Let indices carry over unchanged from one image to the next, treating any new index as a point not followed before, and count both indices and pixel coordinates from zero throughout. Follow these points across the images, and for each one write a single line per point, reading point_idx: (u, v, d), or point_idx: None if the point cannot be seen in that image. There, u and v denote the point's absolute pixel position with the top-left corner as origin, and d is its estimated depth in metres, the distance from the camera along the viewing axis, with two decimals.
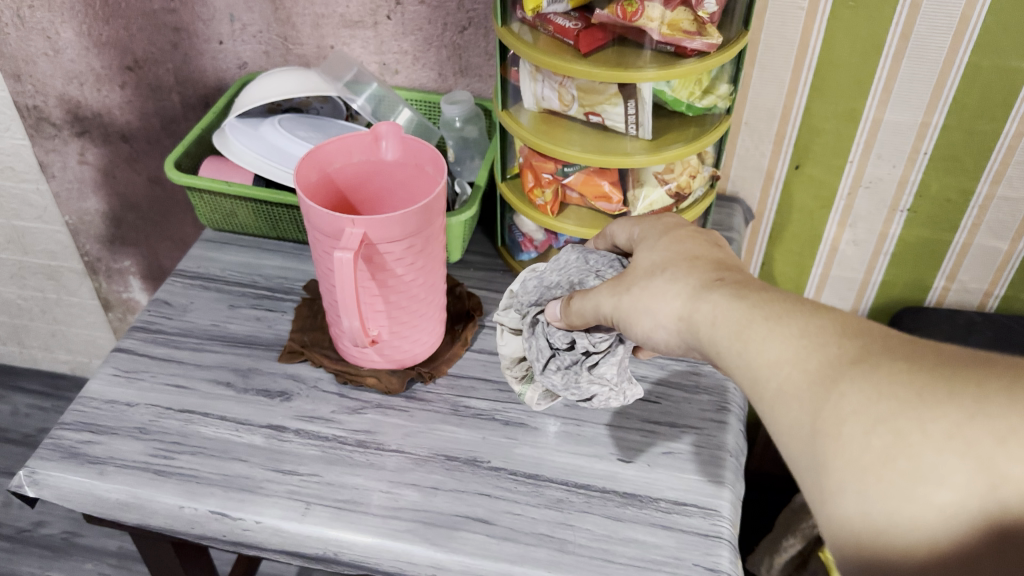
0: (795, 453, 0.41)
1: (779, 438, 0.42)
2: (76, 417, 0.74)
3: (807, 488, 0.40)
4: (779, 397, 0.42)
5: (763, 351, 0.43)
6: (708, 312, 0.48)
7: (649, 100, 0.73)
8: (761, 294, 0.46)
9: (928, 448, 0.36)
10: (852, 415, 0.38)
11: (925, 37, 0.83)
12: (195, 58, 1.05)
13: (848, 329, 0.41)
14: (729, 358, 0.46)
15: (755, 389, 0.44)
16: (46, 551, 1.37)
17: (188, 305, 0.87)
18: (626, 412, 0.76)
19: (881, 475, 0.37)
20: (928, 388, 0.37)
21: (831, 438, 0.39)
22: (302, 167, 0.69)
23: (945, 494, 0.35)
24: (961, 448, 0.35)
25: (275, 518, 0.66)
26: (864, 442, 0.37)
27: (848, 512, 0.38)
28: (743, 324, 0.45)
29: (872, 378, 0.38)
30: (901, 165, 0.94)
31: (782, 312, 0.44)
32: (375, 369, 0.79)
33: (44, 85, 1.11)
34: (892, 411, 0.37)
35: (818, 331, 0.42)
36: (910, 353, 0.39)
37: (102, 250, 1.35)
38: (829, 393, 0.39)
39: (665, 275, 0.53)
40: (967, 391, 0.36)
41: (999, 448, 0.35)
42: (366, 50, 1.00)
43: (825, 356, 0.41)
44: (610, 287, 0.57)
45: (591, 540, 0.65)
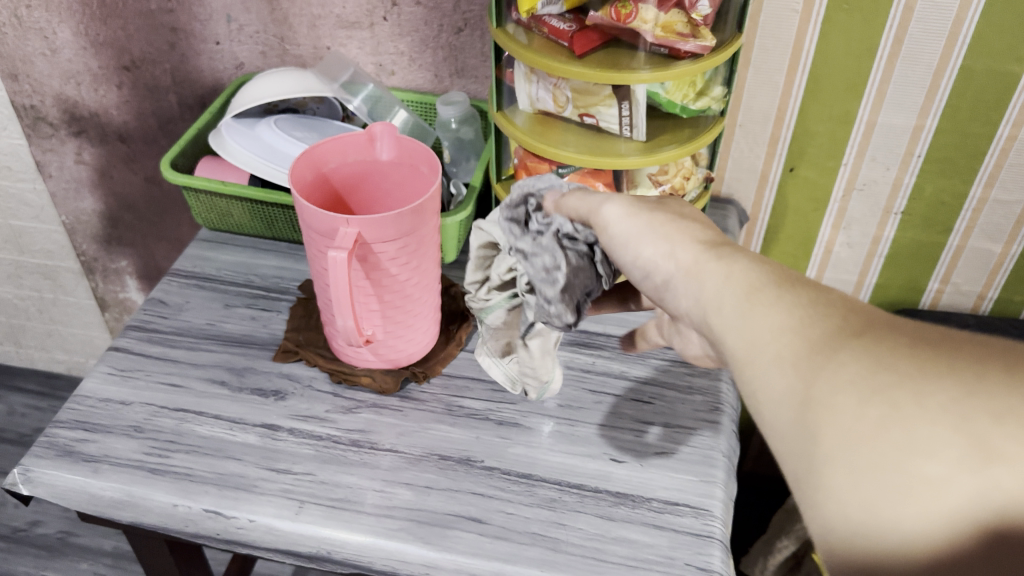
0: (785, 426, 0.40)
1: (769, 409, 0.41)
2: (71, 416, 0.74)
3: (794, 462, 0.39)
4: (774, 364, 0.41)
5: (764, 323, 0.43)
6: (715, 279, 0.48)
7: (643, 101, 0.73)
8: (767, 269, 0.46)
9: (923, 420, 0.35)
10: (848, 383, 0.37)
11: (919, 39, 0.84)
12: (192, 58, 1.05)
13: (851, 307, 0.41)
14: (727, 328, 0.45)
15: (748, 359, 0.43)
16: (41, 551, 1.37)
17: (183, 304, 0.87)
18: (620, 412, 0.77)
19: (874, 446, 0.35)
20: (928, 362, 0.36)
21: (824, 407, 0.38)
22: (297, 166, 0.69)
23: (937, 467, 0.34)
24: (957, 422, 0.34)
25: (268, 517, 0.66)
26: (858, 412, 0.36)
27: (838, 485, 0.36)
28: (748, 291, 0.45)
29: (873, 351, 0.38)
30: (896, 168, 0.94)
31: (787, 286, 0.44)
32: (369, 369, 0.79)
33: (41, 85, 1.11)
34: (889, 380, 0.36)
35: (821, 305, 0.42)
36: (911, 332, 0.38)
37: (99, 250, 1.35)
38: (826, 362, 0.39)
39: (678, 229, 0.53)
40: (968, 368, 0.35)
41: (995, 425, 0.34)
42: (363, 51, 1.00)
43: (826, 328, 0.40)
44: (625, 205, 0.56)
45: (583, 539, 0.65)
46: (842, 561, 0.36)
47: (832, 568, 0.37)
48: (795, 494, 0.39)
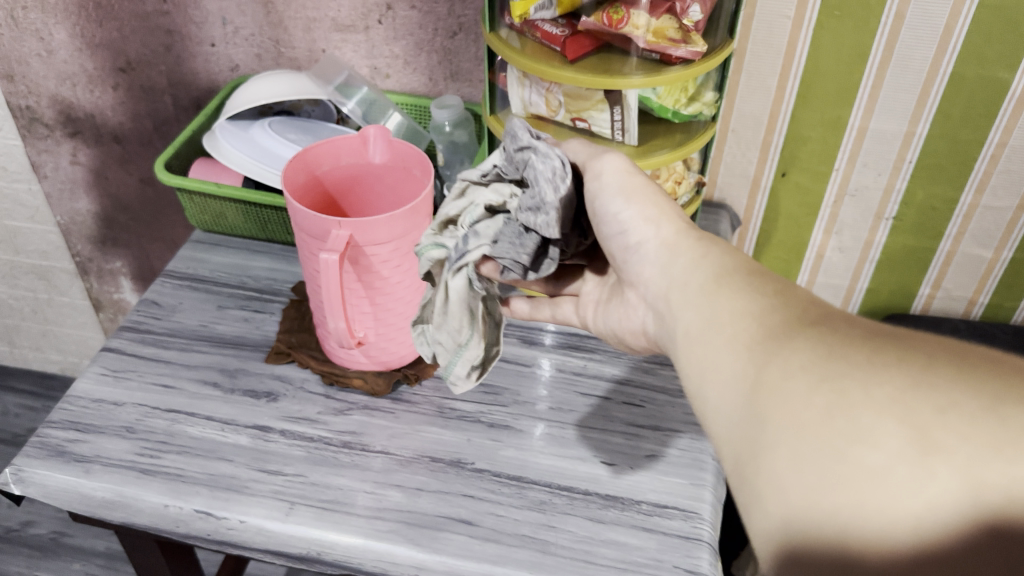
0: (737, 410, 0.43)
1: (723, 392, 0.44)
2: (63, 416, 0.75)
3: (743, 444, 0.42)
4: (731, 348, 0.45)
5: (731, 315, 0.46)
6: (695, 260, 0.53)
7: (634, 106, 0.74)
8: (740, 267, 0.50)
9: (867, 407, 0.36)
10: (801, 370, 0.40)
11: (910, 46, 0.84)
12: (188, 60, 1.05)
13: (813, 306, 0.44)
14: (696, 318, 0.49)
15: (710, 345, 0.47)
16: (34, 551, 1.37)
17: (176, 305, 0.88)
18: (610, 415, 0.77)
19: (818, 430, 0.37)
20: (879, 355, 0.38)
21: (776, 391, 0.40)
22: (290, 169, 0.70)
23: (876, 455, 0.35)
24: (900, 413, 0.36)
25: (259, 517, 0.67)
26: (807, 396, 0.39)
27: (782, 467, 0.38)
28: (721, 283, 0.49)
29: (829, 341, 0.40)
30: (887, 173, 0.95)
31: (754, 283, 0.48)
32: (361, 370, 0.80)
33: (36, 86, 1.12)
34: (839, 369, 0.38)
35: (783, 300, 0.45)
36: (869, 330, 0.41)
37: (93, 251, 1.35)
38: (784, 350, 0.42)
39: (667, 207, 0.58)
40: (916, 364, 0.37)
41: (937, 417, 0.35)
42: (357, 54, 1.01)
43: (786, 319, 0.44)
44: (625, 162, 0.60)
45: (572, 541, 0.66)
46: (778, 540, 0.38)
47: (769, 548, 0.38)
48: (741, 475, 0.41)
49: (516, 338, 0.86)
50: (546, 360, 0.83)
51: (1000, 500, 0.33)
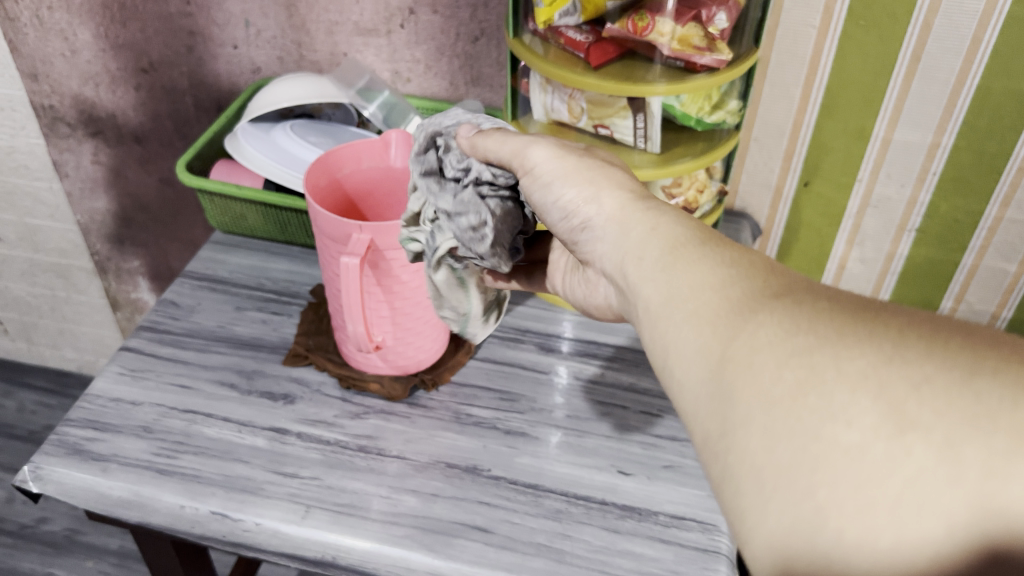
0: (700, 387, 0.40)
1: (682, 368, 0.41)
2: (82, 414, 0.75)
3: (707, 423, 0.39)
4: (688, 321, 0.42)
5: (686, 282, 0.43)
6: (642, 225, 0.49)
7: (658, 114, 0.73)
8: (692, 227, 0.47)
9: (839, 383, 0.34)
10: (765, 344, 0.37)
11: (936, 57, 0.83)
12: (210, 61, 1.06)
13: (772, 271, 0.41)
14: (648, 286, 0.45)
15: (663, 316, 0.43)
16: (48, 548, 1.38)
17: (195, 306, 0.88)
18: (628, 424, 0.77)
19: (788, 407, 0.35)
20: (848, 326, 0.36)
21: (740, 367, 0.37)
22: (312, 171, 0.70)
23: (850, 434, 0.33)
24: (873, 389, 0.33)
25: (275, 520, 0.67)
26: (775, 373, 0.36)
27: (752, 446, 0.36)
28: (668, 246, 0.46)
29: (791, 312, 0.38)
30: (911, 185, 0.94)
31: (707, 247, 0.44)
32: (378, 375, 0.79)
33: (59, 85, 1.12)
34: (808, 343, 0.36)
35: (739, 266, 0.42)
36: (834, 297, 0.38)
37: (111, 250, 1.36)
38: (745, 322, 0.39)
39: (608, 172, 0.54)
40: (887, 337, 0.35)
41: (912, 392, 0.32)
42: (379, 58, 1.01)
43: (744, 287, 0.41)
44: (552, 147, 0.55)
45: (588, 551, 0.65)
46: (751, 526, 0.35)
47: (743, 530, 0.36)
48: (708, 453, 0.38)
49: (534, 344, 0.85)
50: (563, 368, 0.82)
51: (984, 481, 0.30)
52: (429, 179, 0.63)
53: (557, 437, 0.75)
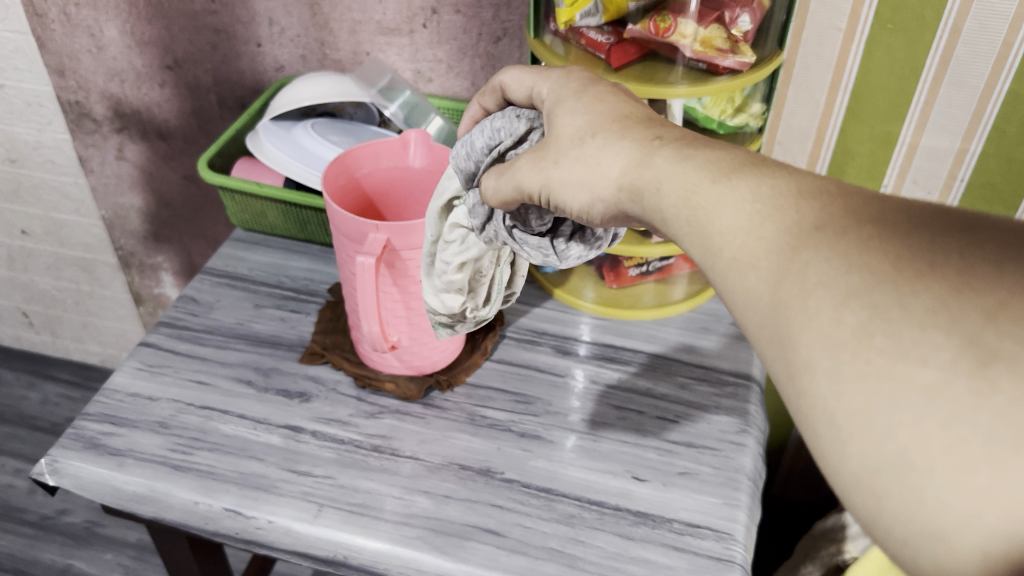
0: (757, 330, 0.35)
1: (738, 314, 0.36)
2: (100, 409, 0.75)
3: (772, 367, 0.34)
4: (733, 267, 0.37)
5: (719, 221, 0.38)
6: (654, 184, 0.44)
7: (678, 116, 0.73)
8: (717, 158, 0.41)
9: (907, 321, 0.29)
10: (818, 285, 0.32)
11: (965, 61, 0.82)
12: (234, 59, 1.06)
13: (811, 190, 0.36)
14: (686, 235, 0.41)
15: (708, 260, 0.39)
16: (68, 539, 1.39)
17: (214, 303, 0.88)
18: (644, 429, 0.76)
19: (853, 352, 0.30)
20: (906, 254, 0.30)
21: (795, 312, 0.33)
22: (330, 170, 0.70)
23: (925, 374, 0.28)
24: (946, 322, 0.28)
25: (287, 518, 0.67)
26: (834, 315, 0.31)
27: (820, 393, 0.31)
28: (693, 190, 0.41)
29: (839, 242, 0.32)
30: (937, 192, 0.92)
31: (735, 177, 0.39)
32: (394, 375, 0.79)
33: (86, 81, 1.14)
34: (864, 278, 0.31)
35: (773, 196, 0.36)
36: (885, 214, 0.32)
37: (136, 245, 1.37)
38: (793, 259, 0.34)
39: (592, 150, 0.50)
40: (952, 261, 0.29)
41: (991, 321, 0.28)
42: (401, 58, 1.01)
43: (784, 220, 0.35)
44: (534, 155, 0.53)
45: (601, 557, 0.65)
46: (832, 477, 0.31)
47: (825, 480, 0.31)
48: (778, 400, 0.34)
49: (550, 347, 0.85)
50: (579, 370, 0.82)
51: None
52: (567, 245, 0.60)
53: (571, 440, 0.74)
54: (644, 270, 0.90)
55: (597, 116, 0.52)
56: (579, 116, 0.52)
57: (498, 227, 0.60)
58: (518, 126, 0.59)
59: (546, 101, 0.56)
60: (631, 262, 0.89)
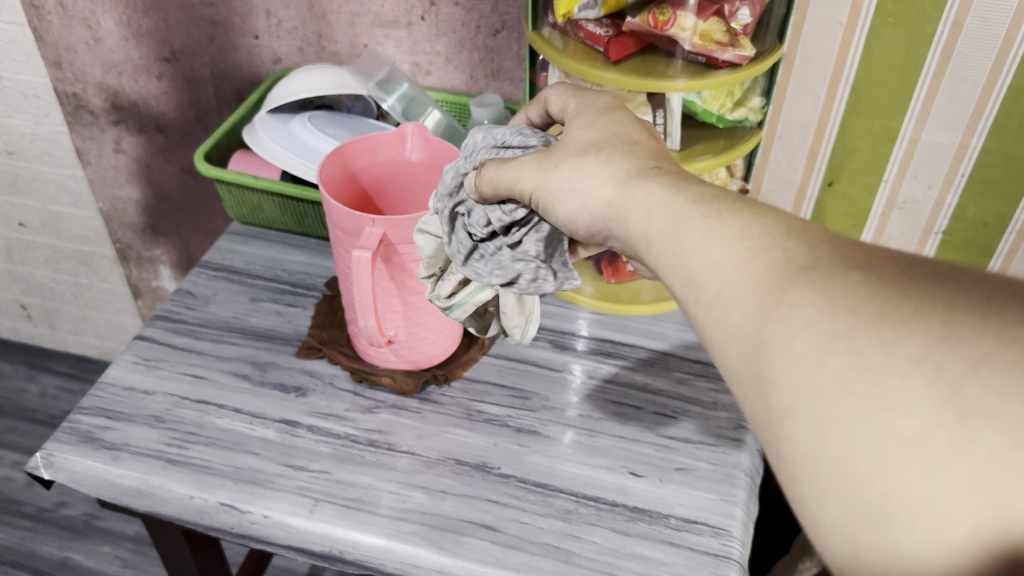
0: (737, 366, 0.36)
1: (718, 350, 0.38)
2: (95, 402, 0.75)
3: (751, 405, 0.36)
4: (716, 302, 0.38)
5: (702, 255, 0.39)
6: (639, 212, 0.44)
7: (678, 109, 0.73)
8: (705, 190, 0.42)
9: (892, 370, 0.31)
10: (804, 328, 0.33)
11: (967, 56, 0.81)
12: (231, 52, 1.06)
13: (797, 231, 0.37)
14: (668, 265, 0.41)
15: (687, 293, 0.39)
16: (67, 532, 1.39)
17: (210, 296, 0.88)
18: (642, 425, 0.75)
19: (837, 397, 0.31)
20: (890, 302, 0.32)
21: (779, 354, 0.34)
22: (327, 163, 0.69)
23: (908, 423, 0.30)
24: (928, 373, 0.30)
25: (283, 513, 0.66)
26: (819, 359, 0.32)
27: (803, 436, 0.32)
28: (678, 221, 0.41)
29: (825, 287, 0.34)
30: (937, 187, 0.92)
31: (722, 211, 0.40)
32: (390, 369, 0.79)
33: (83, 74, 1.13)
34: (849, 325, 0.32)
35: (760, 234, 0.37)
36: (870, 262, 0.34)
37: (134, 238, 1.36)
38: (778, 300, 0.35)
39: (593, 165, 0.49)
40: (935, 311, 0.31)
41: (971, 374, 0.29)
42: (399, 50, 1.00)
43: (771, 260, 0.36)
44: (536, 158, 0.53)
45: (597, 553, 0.64)
46: (813, 515, 0.33)
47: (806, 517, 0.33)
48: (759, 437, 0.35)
49: (548, 342, 0.84)
50: (577, 365, 0.81)
51: None
52: (472, 265, 0.63)
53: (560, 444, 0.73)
54: None
55: (606, 133, 0.51)
56: (590, 132, 0.52)
57: (447, 203, 0.62)
58: (531, 142, 0.59)
59: (569, 116, 0.56)
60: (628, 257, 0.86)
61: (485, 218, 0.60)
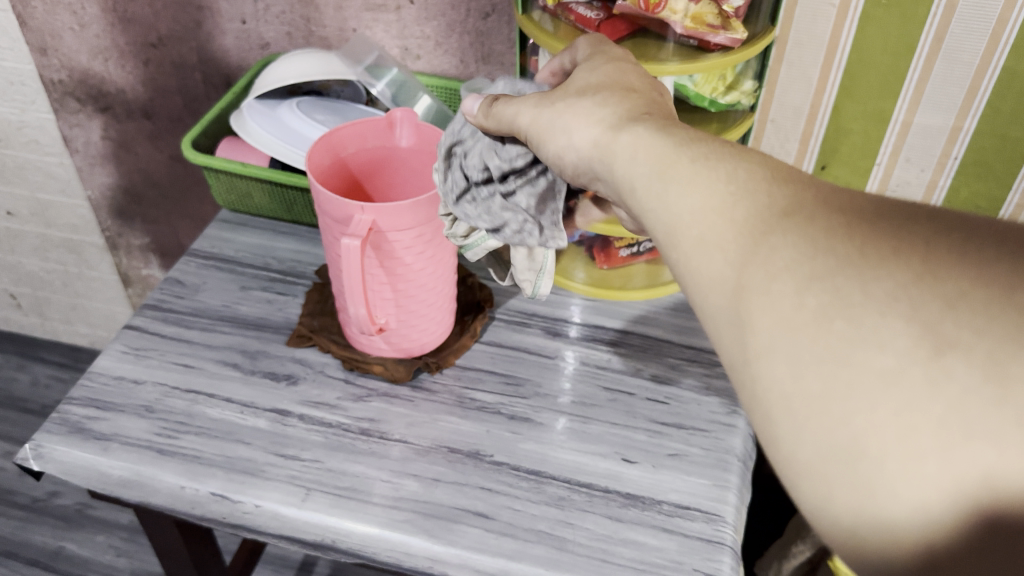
0: (718, 309, 0.37)
1: (700, 293, 0.39)
2: (84, 392, 0.74)
3: (729, 347, 0.37)
4: (698, 247, 0.38)
5: (686, 200, 0.40)
6: (626, 156, 0.45)
7: (669, 92, 0.72)
8: (689, 138, 0.43)
9: (870, 309, 0.32)
10: (784, 269, 0.34)
11: (960, 38, 0.81)
12: (218, 37, 1.04)
13: (783, 178, 0.38)
14: (652, 211, 0.42)
15: (669, 237, 0.40)
16: (60, 522, 1.39)
17: (200, 285, 0.87)
18: (634, 411, 0.75)
19: (816, 337, 0.33)
20: (870, 245, 0.33)
21: (759, 294, 0.35)
22: (315, 151, 0.68)
23: (883, 361, 0.31)
24: (905, 311, 0.31)
25: (274, 502, 0.66)
26: (797, 299, 0.34)
27: (782, 374, 0.34)
28: (664, 165, 0.42)
29: (807, 230, 0.35)
30: (930, 169, 0.91)
31: (706, 159, 0.40)
32: (382, 357, 0.78)
33: (69, 60, 1.12)
34: (829, 265, 0.33)
35: (746, 179, 0.38)
36: (852, 206, 0.35)
37: (124, 226, 1.35)
38: (761, 244, 0.36)
39: (589, 108, 0.50)
40: (914, 253, 0.32)
41: (947, 312, 0.30)
42: (388, 34, 0.99)
43: (755, 205, 0.37)
44: (536, 101, 0.53)
45: (590, 539, 0.64)
46: (787, 454, 0.34)
47: (781, 457, 0.34)
48: (737, 377, 0.36)
49: (540, 328, 0.84)
50: (570, 352, 0.81)
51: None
52: (463, 204, 0.63)
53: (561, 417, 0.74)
54: (635, 250, 0.88)
55: (608, 80, 0.52)
56: (593, 77, 0.52)
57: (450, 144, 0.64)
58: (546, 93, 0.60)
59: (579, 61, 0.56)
60: (621, 243, 0.87)
61: (485, 161, 0.62)
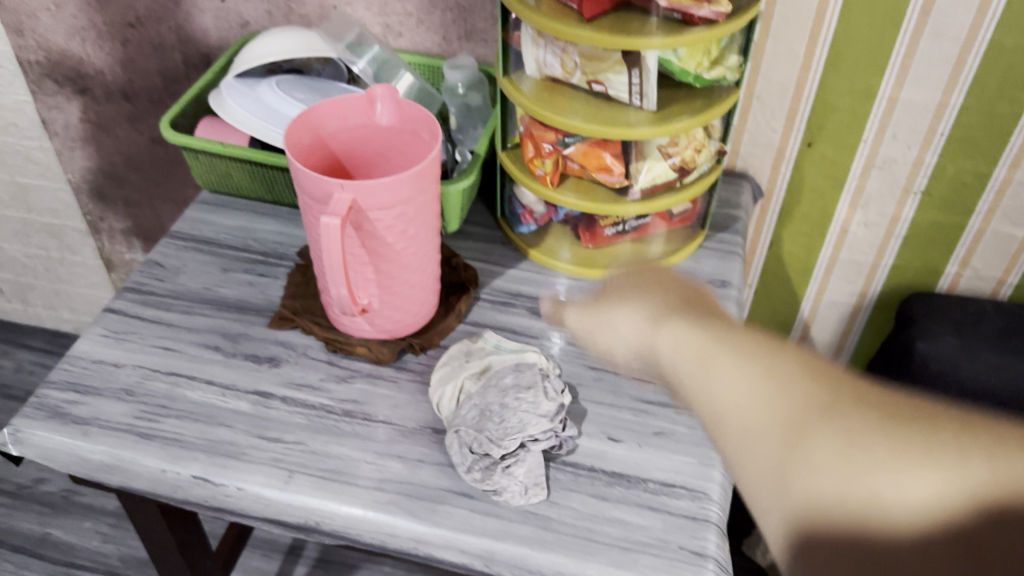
0: (763, 489, 0.41)
1: (749, 476, 0.42)
2: (63, 376, 0.73)
3: (769, 520, 0.40)
4: (743, 435, 0.42)
5: (727, 383, 0.44)
6: (669, 347, 0.49)
7: (654, 69, 0.71)
8: (729, 331, 0.47)
9: (904, 464, 0.36)
10: (824, 445, 0.38)
11: (947, 12, 0.80)
12: (197, 16, 1.03)
13: (814, 366, 0.42)
14: (699, 398, 0.45)
15: (720, 434, 0.44)
16: (46, 509, 1.38)
17: (180, 267, 0.86)
18: (620, 390, 0.75)
19: (858, 496, 0.36)
20: (899, 423, 0.38)
21: (802, 468, 0.39)
22: (293, 129, 0.67)
23: (920, 509, 0.35)
24: (934, 464, 0.35)
25: (257, 485, 0.65)
26: (838, 464, 0.37)
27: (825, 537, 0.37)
28: (708, 354, 0.46)
29: (843, 414, 0.39)
30: (917, 146, 0.92)
31: (746, 347, 0.45)
32: (365, 339, 0.77)
33: (45, 40, 1.10)
34: (864, 439, 0.37)
35: (779, 367, 0.43)
36: (878, 395, 0.40)
37: (106, 210, 1.34)
38: (799, 428, 0.40)
39: (633, 308, 0.55)
40: (939, 425, 0.37)
41: (969, 459, 0.35)
42: (369, 12, 0.97)
43: (792, 395, 0.41)
44: (589, 307, 0.59)
45: (576, 518, 0.64)
46: None
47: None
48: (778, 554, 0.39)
49: (525, 308, 0.83)
50: (557, 332, 0.80)
51: None
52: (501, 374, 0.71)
53: (526, 459, 0.66)
54: (621, 229, 0.86)
55: (642, 280, 0.56)
56: (632, 272, 0.58)
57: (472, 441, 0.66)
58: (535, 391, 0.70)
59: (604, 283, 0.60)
60: (605, 222, 0.85)
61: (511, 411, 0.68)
